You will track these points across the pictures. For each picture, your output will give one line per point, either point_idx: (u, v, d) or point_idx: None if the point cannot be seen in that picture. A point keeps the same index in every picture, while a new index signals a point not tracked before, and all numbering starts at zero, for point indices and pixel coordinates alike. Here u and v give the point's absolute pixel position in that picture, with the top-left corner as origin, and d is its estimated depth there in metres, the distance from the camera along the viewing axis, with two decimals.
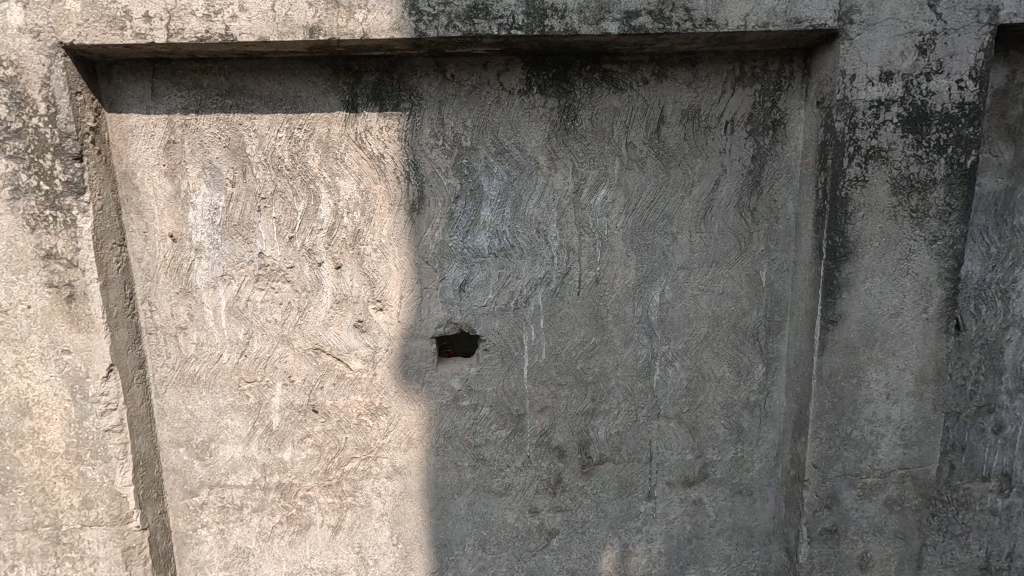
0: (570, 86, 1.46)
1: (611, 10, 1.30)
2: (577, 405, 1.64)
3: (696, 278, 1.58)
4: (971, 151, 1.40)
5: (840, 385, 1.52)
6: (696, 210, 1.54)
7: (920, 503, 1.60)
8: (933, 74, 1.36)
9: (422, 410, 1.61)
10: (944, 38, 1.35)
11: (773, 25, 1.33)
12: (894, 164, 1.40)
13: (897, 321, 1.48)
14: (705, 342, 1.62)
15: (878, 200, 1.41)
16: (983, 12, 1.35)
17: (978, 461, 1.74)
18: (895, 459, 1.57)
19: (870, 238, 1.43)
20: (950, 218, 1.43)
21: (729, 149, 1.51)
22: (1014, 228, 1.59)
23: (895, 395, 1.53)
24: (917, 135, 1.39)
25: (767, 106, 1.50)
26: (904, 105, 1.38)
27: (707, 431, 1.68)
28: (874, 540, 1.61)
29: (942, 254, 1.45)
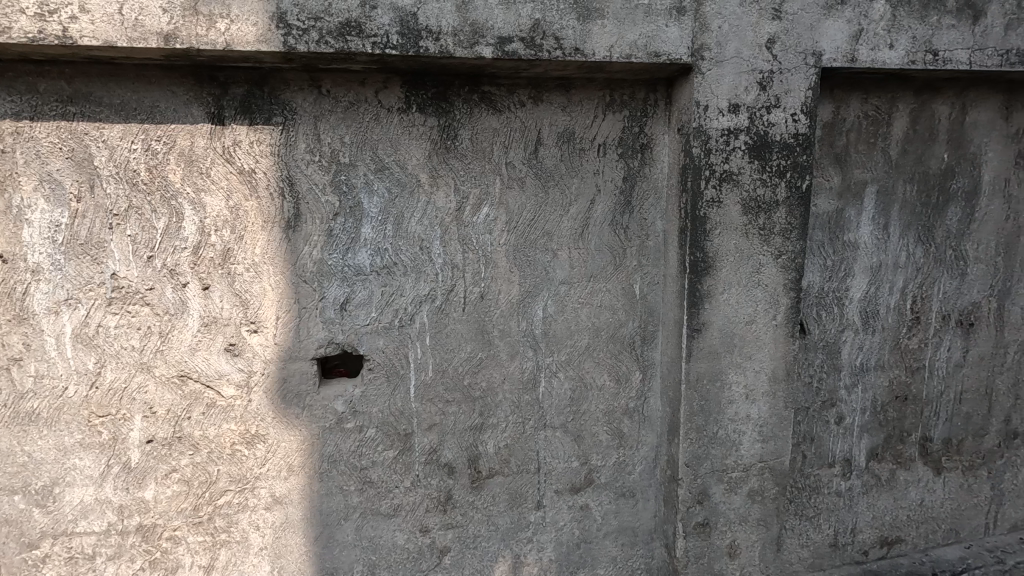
0: (450, 106, 1.48)
1: (485, 35, 1.34)
2: (465, 420, 1.65)
3: (576, 292, 1.65)
4: (805, 176, 1.59)
5: (706, 388, 1.65)
6: (574, 228, 1.62)
7: (777, 492, 1.77)
8: (772, 108, 1.54)
9: (303, 435, 1.54)
10: (780, 77, 1.53)
11: (635, 58, 1.43)
12: (744, 186, 1.55)
13: (752, 327, 1.64)
14: (586, 353, 1.70)
15: (732, 218, 1.56)
16: (810, 56, 1.54)
17: (825, 450, 1.96)
18: (755, 453, 1.72)
19: (726, 253, 1.58)
20: (791, 235, 1.62)
21: (603, 171, 1.61)
22: (844, 243, 1.83)
23: (753, 395, 1.69)
24: (762, 161, 1.56)
25: (635, 130, 1.61)
26: (750, 134, 1.54)
27: (590, 438, 1.75)
28: (740, 529, 1.76)
29: (785, 267, 1.63)
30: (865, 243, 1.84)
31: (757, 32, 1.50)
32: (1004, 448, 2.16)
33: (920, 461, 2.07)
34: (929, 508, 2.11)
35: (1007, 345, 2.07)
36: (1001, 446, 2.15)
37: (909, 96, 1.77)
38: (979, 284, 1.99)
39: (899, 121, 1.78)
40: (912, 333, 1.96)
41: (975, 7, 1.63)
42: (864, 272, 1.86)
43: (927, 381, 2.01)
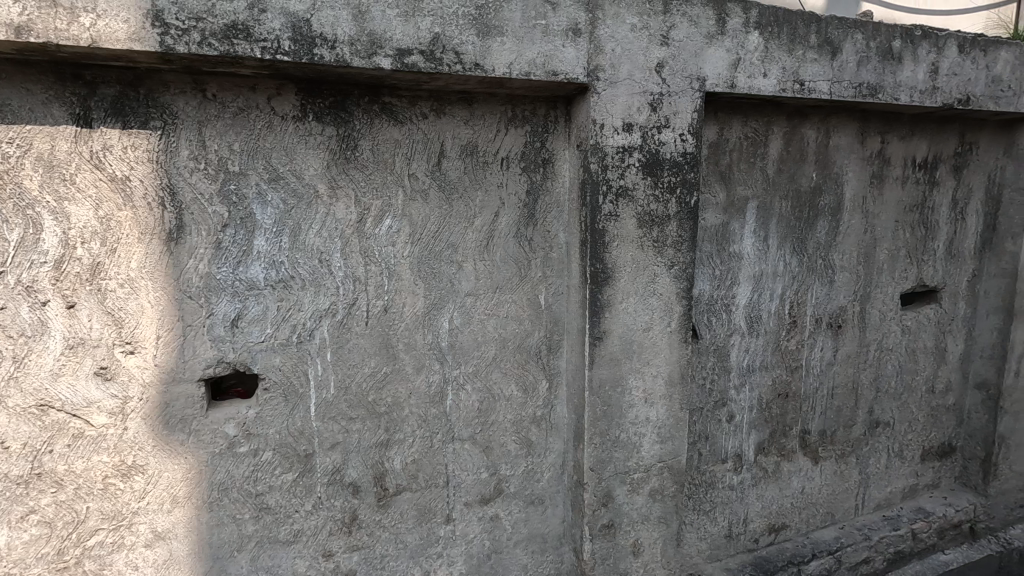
0: (349, 116, 1.45)
1: (383, 46, 1.32)
2: (370, 437, 1.61)
3: (482, 304, 1.67)
4: (692, 192, 1.71)
5: (608, 394, 1.71)
6: (479, 240, 1.63)
7: (676, 490, 1.86)
8: (662, 128, 1.64)
9: (190, 463, 1.43)
10: (668, 99, 1.63)
11: (534, 75, 1.47)
12: (638, 201, 1.64)
13: (649, 334, 1.73)
14: (493, 364, 1.71)
15: (629, 231, 1.64)
16: (695, 81, 1.66)
17: (718, 447, 2.10)
18: (654, 453, 1.81)
19: (624, 264, 1.66)
20: (682, 247, 1.72)
21: (506, 184, 1.64)
22: (730, 254, 1.98)
23: (651, 398, 1.77)
24: (654, 177, 1.65)
25: (537, 145, 1.66)
26: (643, 152, 1.63)
27: (499, 448, 1.77)
28: (643, 528, 1.83)
29: (677, 277, 1.74)
30: (748, 254, 2.00)
31: (647, 56, 1.59)
32: (869, 436, 2.41)
33: (800, 452, 2.27)
34: (808, 495, 2.31)
35: (868, 344, 2.32)
36: (867, 434, 2.41)
37: (782, 121, 1.95)
38: (845, 290, 2.22)
39: (774, 143, 1.96)
40: (790, 336, 2.15)
41: (833, 44, 1.83)
42: (748, 281, 2.02)
43: (804, 379, 2.22)
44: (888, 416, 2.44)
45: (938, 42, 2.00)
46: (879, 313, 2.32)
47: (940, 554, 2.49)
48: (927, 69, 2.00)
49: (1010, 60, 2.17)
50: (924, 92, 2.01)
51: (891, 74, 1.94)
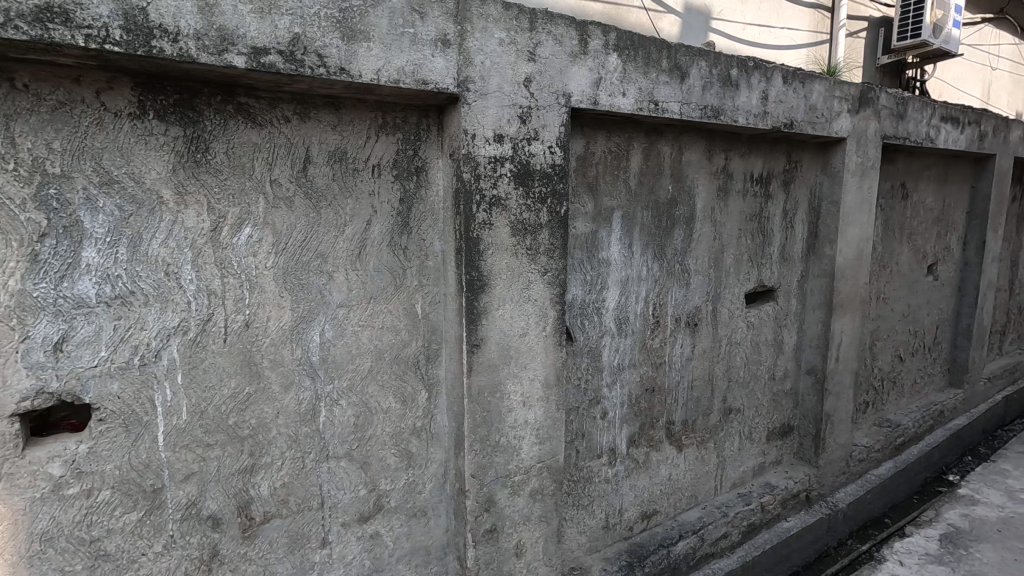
0: (198, 116, 1.34)
1: (236, 43, 1.23)
2: (232, 463, 1.48)
3: (356, 315, 1.61)
4: (561, 202, 1.80)
5: (488, 400, 1.74)
6: (350, 249, 1.58)
7: (555, 488, 1.93)
8: (532, 140, 1.71)
9: (0, 513, 1.22)
10: (536, 113, 1.71)
11: (403, 83, 1.46)
12: (511, 210, 1.69)
13: (525, 339, 1.79)
14: (369, 376, 1.66)
15: (503, 240, 1.69)
16: (561, 96, 1.75)
17: (594, 443, 2.21)
18: (534, 454, 1.86)
19: (499, 272, 1.70)
20: (554, 254, 1.81)
21: (378, 192, 1.60)
22: (599, 260, 2.10)
23: (529, 401, 1.83)
24: (525, 187, 1.71)
25: (410, 153, 1.64)
26: (514, 162, 1.68)
27: (378, 463, 1.72)
28: (525, 528, 1.88)
29: (550, 283, 1.82)
30: (615, 260, 2.14)
31: (516, 70, 1.65)
32: (724, 422, 2.68)
33: (666, 442, 2.47)
34: (675, 480, 2.52)
35: (721, 339, 2.59)
36: (722, 421, 2.67)
37: (641, 137, 2.12)
38: (699, 291, 2.46)
39: (635, 157, 2.12)
40: (655, 334, 2.33)
41: (681, 69, 2.02)
42: (616, 285, 2.16)
43: (667, 374, 2.41)
44: (739, 403, 2.73)
45: (766, 73, 2.29)
46: (728, 311, 2.59)
47: (784, 521, 2.83)
48: (759, 96, 2.29)
49: (823, 92, 2.55)
50: (757, 116, 2.29)
51: (730, 98, 2.19)
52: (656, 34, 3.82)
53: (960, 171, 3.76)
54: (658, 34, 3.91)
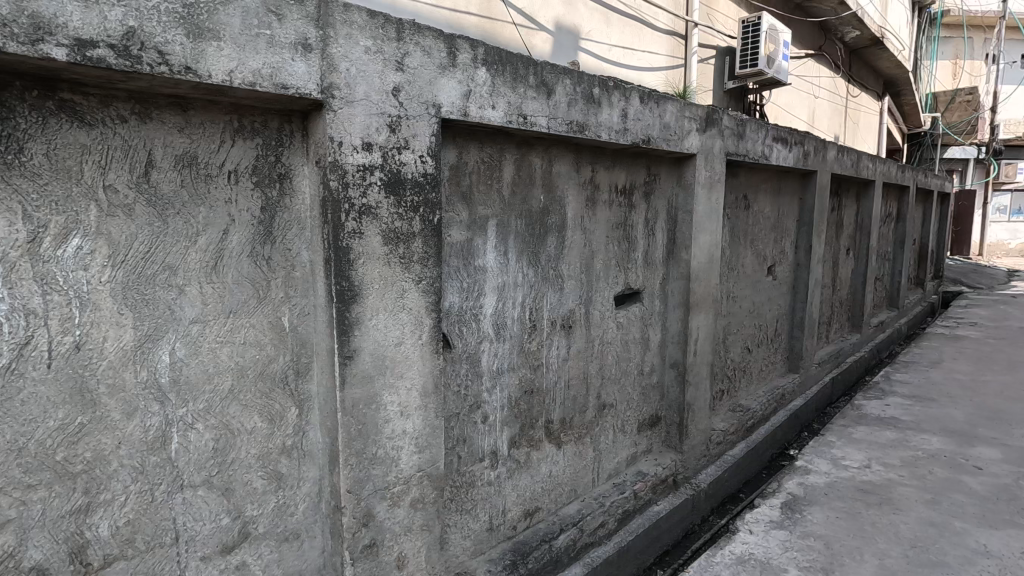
0: (7, 112, 1.19)
1: (53, 33, 1.11)
2: (61, 504, 1.31)
3: (213, 331, 1.50)
4: (434, 211, 1.83)
5: (363, 412, 1.70)
6: (204, 260, 1.47)
7: (436, 495, 1.94)
8: (402, 149, 1.72)
9: None
10: (406, 122, 1.71)
11: (259, 86, 1.40)
12: (382, 219, 1.68)
13: (400, 348, 1.78)
14: (230, 396, 1.55)
15: (374, 248, 1.67)
16: (430, 107, 1.78)
17: (475, 447, 2.25)
18: (413, 464, 1.86)
19: (371, 281, 1.67)
20: (427, 262, 1.82)
21: (236, 200, 1.51)
22: (475, 267, 2.15)
23: (407, 411, 1.82)
24: (396, 197, 1.71)
25: (271, 159, 1.57)
26: (384, 171, 1.67)
27: (243, 488, 1.61)
28: (406, 539, 1.86)
29: (425, 291, 1.83)
30: (491, 267, 2.20)
31: (383, 79, 1.64)
32: (599, 418, 2.86)
33: (546, 440, 2.57)
34: (555, 477, 2.64)
35: (594, 340, 2.76)
36: (597, 416, 2.84)
37: (512, 149, 2.21)
38: (573, 295, 2.60)
39: (507, 167, 2.20)
40: (532, 338, 2.43)
41: (548, 85, 2.14)
42: (493, 291, 2.22)
43: (545, 375, 2.52)
44: (612, 399, 2.92)
45: (625, 93, 2.49)
46: (600, 313, 2.77)
47: (655, 505, 3.06)
48: (619, 114, 2.48)
49: (674, 112, 2.82)
50: (618, 132, 2.48)
51: (593, 115, 2.35)
52: (528, 54, 4.05)
53: (790, 185, 4.35)
54: (530, 54, 4.15)
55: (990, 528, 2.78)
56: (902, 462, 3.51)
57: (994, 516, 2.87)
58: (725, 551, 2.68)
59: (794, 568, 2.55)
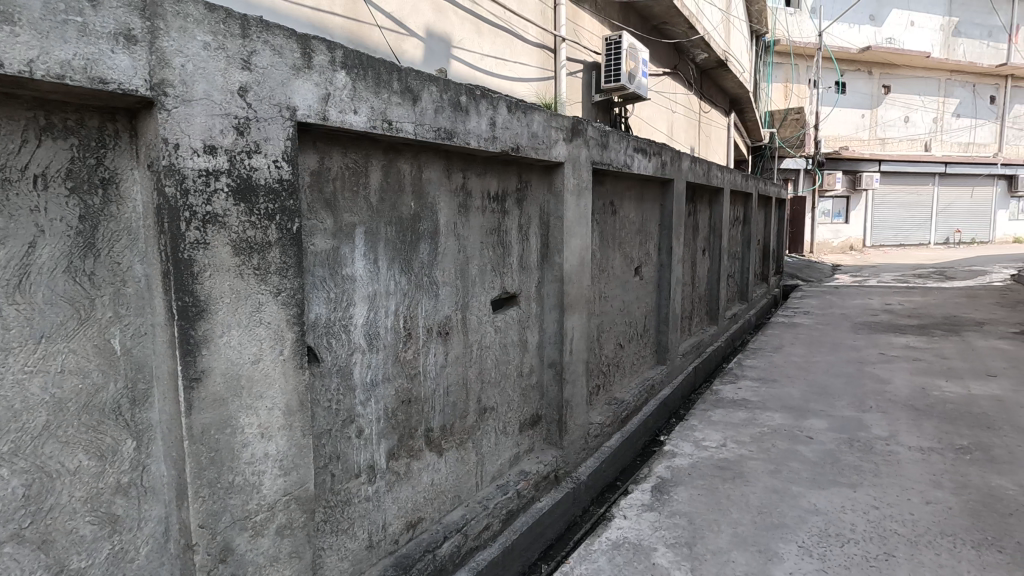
0: None
1: None
2: None
3: (17, 360, 1.30)
4: (293, 219, 1.73)
5: (216, 438, 1.56)
6: (4, 278, 1.27)
7: (306, 519, 1.83)
8: (253, 153, 1.61)
9: None
10: (256, 124, 1.61)
11: (70, 80, 1.24)
12: (231, 229, 1.56)
13: (259, 366, 1.66)
14: (46, 433, 1.35)
15: (222, 260, 1.54)
16: (284, 109, 1.69)
17: (350, 463, 2.16)
18: (278, 488, 1.73)
19: (220, 296, 1.55)
20: (286, 273, 1.72)
21: (45, 208, 1.33)
22: (342, 277, 2.07)
23: (269, 432, 1.70)
24: (248, 204, 1.60)
25: (91, 162, 1.40)
26: (232, 176, 1.56)
27: (66, 537, 1.41)
28: (272, 570, 1.73)
29: (285, 303, 1.73)
30: (360, 276, 2.14)
31: (226, 78, 1.53)
32: (480, 422, 2.88)
33: (426, 449, 2.54)
34: (437, 485, 2.62)
35: (472, 345, 2.78)
36: (478, 420, 2.87)
37: (379, 155, 2.17)
38: (448, 301, 2.60)
39: (373, 173, 2.16)
40: (407, 346, 2.39)
41: (413, 92, 2.12)
42: (363, 301, 2.16)
43: (423, 383, 2.49)
44: (492, 402, 2.96)
45: (493, 102, 2.55)
46: (477, 318, 2.80)
47: (537, 502, 3.15)
48: (487, 122, 2.53)
49: (542, 122, 2.94)
50: (487, 140, 2.53)
51: (461, 123, 2.37)
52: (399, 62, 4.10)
53: (651, 192, 4.72)
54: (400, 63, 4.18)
55: (819, 488, 3.21)
56: (751, 438, 3.94)
57: (822, 478, 3.32)
58: (602, 539, 2.84)
59: (662, 545, 2.75)
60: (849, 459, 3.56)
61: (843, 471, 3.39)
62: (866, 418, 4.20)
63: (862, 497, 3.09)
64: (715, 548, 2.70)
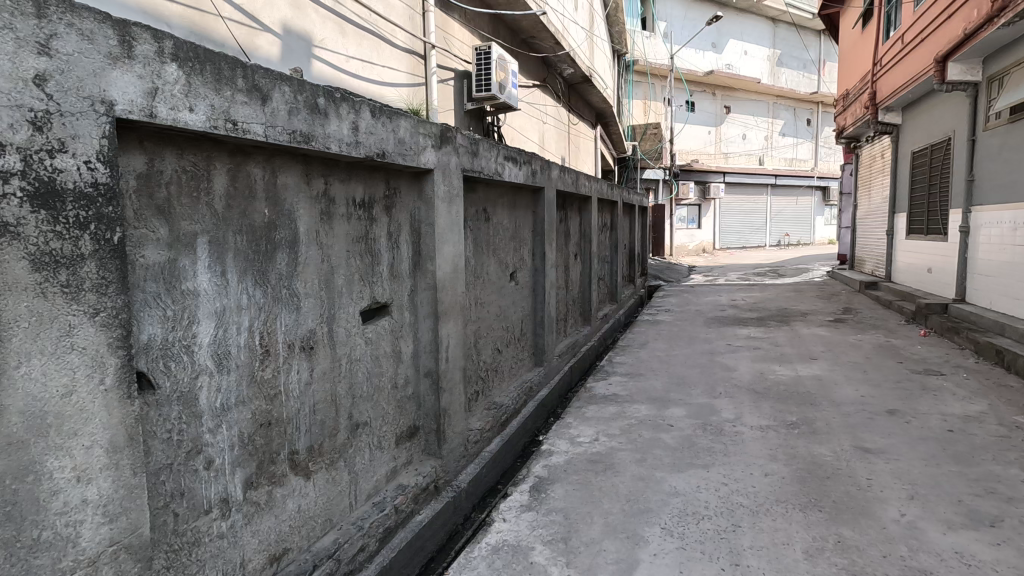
0: None
1: None
2: None
3: None
4: (114, 228, 1.53)
5: (12, 488, 1.32)
6: None
7: (140, 569, 1.60)
8: (55, 152, 1.39)
9: None
10: (60, 119, 1.39)
11: None
12: (28, 240, 1.34)
13: (71, 399, 1.43)
14: None
15: (16, 278, 1.32)
16: (98, 103, 1.48)
17: (198, 499, 1.94)
18: (101, 540, 1.50)
19: (15, 319, 1.32)
20: (106, 290, 1.51)
21: None
22: (183, 292, 1.86)
23: (87, 475, 1.46)
24: (51, 212, 1.38)
25: None
26: (28, 179, 1.33)
27: None
28: None
29: (106, 325, 1.51)
30: (205, 291, 1.93)
31: (15, 64, 1.31)
32: (352, 439, 2.75)
33: (290, 473, 2.36)
34: (306, 511, 2.45)
35: (340, 359, 2.64)
36: (350, 437, 2.74)
37: (224, 157, 1.99)
38: (312, 314, 2.45)
39: (218, 178, 1.97)
40: (265, 365, 2.21)
41: (261, 91, 1.97)
42: (209, 317, 1.95)
43: (284, 404, 2.32)
44: (365, 416, 2.84)
45: (354, 106, 2.46)
46: (345, 330, 2.67)
47: (417, 515, 3.08)
48: (349, 126, 2.43)
49: (408, 128, 2.90)
50: (349, 145, 2.43)
51: (320, 126, 2.25)
52: (247, 60, 4.06)
53: (524, 199, 4.86)
54: (247, 59, 4.16)
55: (679, 471, 3.50)
56: (620, 430, 4.20)
57: (681, 462, 3.63)
58: (482, 544, 2.84)
59: (539, 544, 2.82)
60: (703, 442, 3.93)
61: (698, 454, 3.73)
62: (716, 403, 4.68)
63: (714, 476, 3.42)
64: (588, 539, 2.83)
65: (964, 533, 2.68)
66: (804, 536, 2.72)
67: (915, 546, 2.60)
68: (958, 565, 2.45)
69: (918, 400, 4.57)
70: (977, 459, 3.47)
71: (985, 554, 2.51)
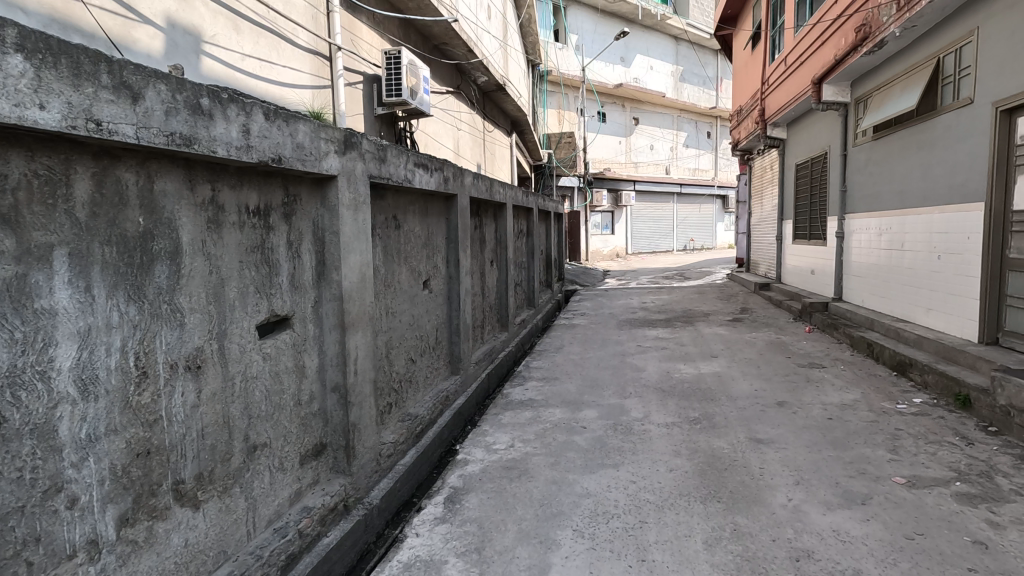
0: None
1: None
2: None
3: None
4: None
5: None
6: None
7: None
8: None
9: None
10: None
11: None
12: None
13: None
14: None
15: None
16: None
17: (60, 543, 1.73)
18: None
19: None
20: None
21: None
22: (35, 312, 1.66)
23: None
24: None
25: None
26: None
27: None
28: None
29: None
30: (64, 309, 1.73)
31: None
32: (248, 462, 2.57)
33: (175, 505, 2.16)
34: (194, 545, 2.24)
35: (233, 378, 2.46)
36: (245, 461, 2.55)
37: (86, 160, 1.79)
38: (198, 331, 2.26)
39: (79, 184, 1.77)
40: (142, 388, 2.01)
41: (132, 89, 1.80)
42: (70, 339, 1.75)
43: (166, 429, 2.12)
44: (264, 437, 2.67)
45: (245, 107, 2.31)
46: (238, 346, 2.49)
47: (324, 538, 2.92)
48: (239, 129, 2.28)
49: (308, 132, 2.77)
50: (239, 149, 2.27)
51: (203, 128, 2.08)
52: (118, 54, 3.72)
53: (436, 206, 4.81)
54: (119, 53, 3.81)
55: (590, 472, 3.59)
56: (535, 435, 4.24)
57: (592, 463, 3.72)
58: (393, 563, 2.75)
59: (453, 556, 2.77)
60: (613, 442, 4.05)
61: (609, 454, 3.85)
62: (626, 403, 4.86)
63: (623, 474, 3.53)
64: (501, 548, 2.82)
65: (840, 512, 2.95)
66: (704, 527, 2.88)
67: (799, 528, 2.82)
68: (834, 542, 2.68)
69: (803, 392, 5.00)
70: (851, 443, 3.84)
71: (857, 530, 2.78)
